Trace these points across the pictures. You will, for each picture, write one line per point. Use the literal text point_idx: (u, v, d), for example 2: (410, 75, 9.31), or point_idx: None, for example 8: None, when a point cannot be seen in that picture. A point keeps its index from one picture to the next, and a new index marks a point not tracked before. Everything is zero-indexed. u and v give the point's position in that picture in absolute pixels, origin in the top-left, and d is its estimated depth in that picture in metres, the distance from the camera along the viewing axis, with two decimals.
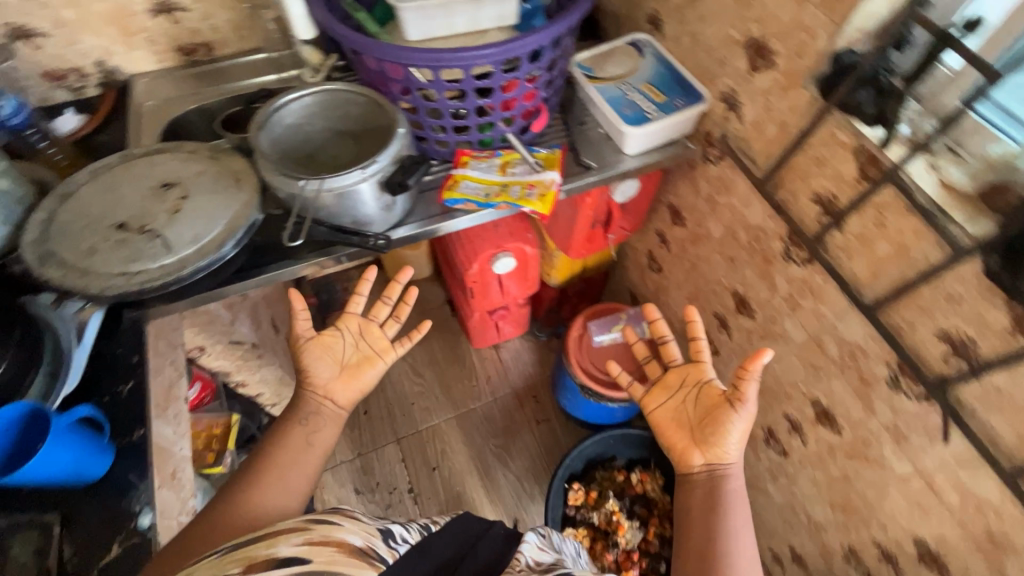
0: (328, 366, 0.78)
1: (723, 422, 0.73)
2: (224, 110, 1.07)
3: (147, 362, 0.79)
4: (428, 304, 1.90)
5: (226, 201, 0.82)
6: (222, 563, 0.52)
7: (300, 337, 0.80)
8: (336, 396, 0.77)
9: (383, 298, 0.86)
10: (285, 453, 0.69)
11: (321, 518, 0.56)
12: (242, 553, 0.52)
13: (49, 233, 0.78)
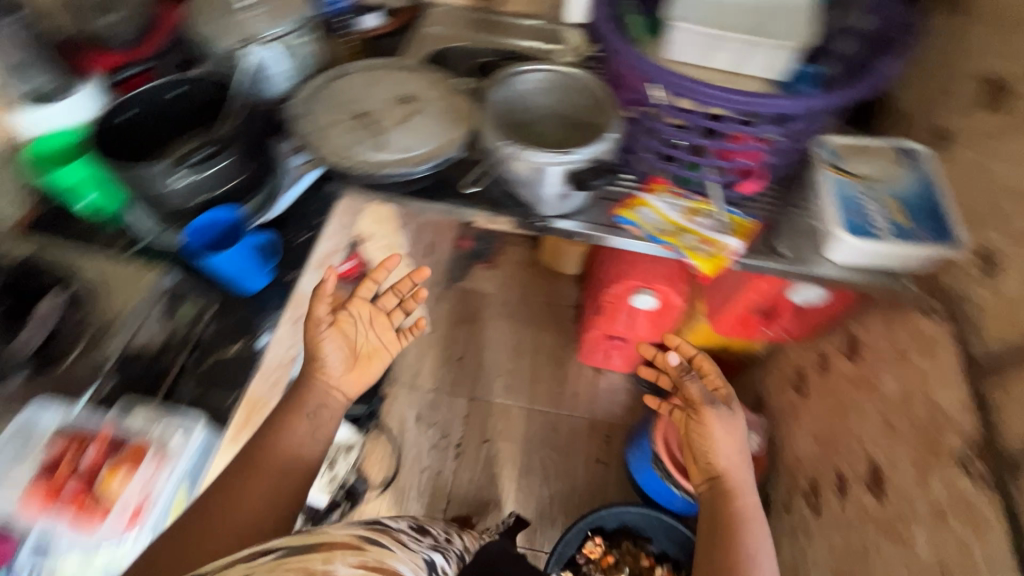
0: (340, 354, 0.81)
1: (714, 437, 0.86)
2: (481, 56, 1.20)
3: (323, 225, 0.94)
4: (559, 300, 1.94)
5: (441, 131, 0.93)
6: (282, 564, 0.50)
7: (319, 320, 0.80)
8: (346, 388, 0.81)
9: (392, 290, 0.90)
10: (255, 480, 0.69)
11: (372, 540, 0.57)
12: (295, 558, 0.51)
13: (313, 98, 0.96)
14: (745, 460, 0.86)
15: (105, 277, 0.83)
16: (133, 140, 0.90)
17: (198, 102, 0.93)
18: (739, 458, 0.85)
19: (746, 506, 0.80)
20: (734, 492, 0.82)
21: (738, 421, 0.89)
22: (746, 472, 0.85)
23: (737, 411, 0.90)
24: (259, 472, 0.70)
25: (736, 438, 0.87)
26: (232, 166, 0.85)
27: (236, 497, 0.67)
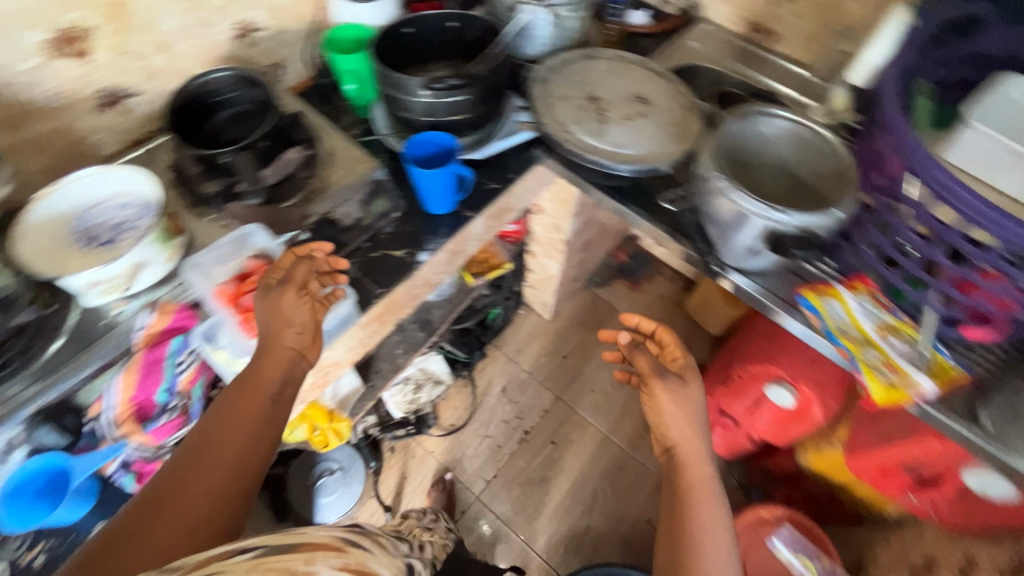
0: (288, 329, 0.73)
1: (665, 408, 0.81)
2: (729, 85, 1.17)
3: (515, 183, 1.02)
4: (683, 351, 1.85)
5: (660, 140, 0.91)
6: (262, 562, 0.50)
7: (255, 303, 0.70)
8: (304, 353, 0.74)
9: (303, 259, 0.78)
10: (221, 446, 0.64)
11: (348, 547, 0.57)
12: (277, 560, 0.50)
13: (558, 65, 0.99)
14: (701, 427, 0.80)
15: (337, 149, 0.96)
16: (400, 49, 1.03)
17: (466, 40, 1.05)
18: (697, 427, 0.80)
19: (704, 484, 0.74)
20: (696, 466, 0.76)
21: (690, 388, 0.82)
22: (705, 446, 0.79)
23: (694, 381, 0.83)
24: (227, 431, 0.65)
25: (694, 410, 0.81)
26: (467, 102, 0.92)
27: (196, 466, 0.62)
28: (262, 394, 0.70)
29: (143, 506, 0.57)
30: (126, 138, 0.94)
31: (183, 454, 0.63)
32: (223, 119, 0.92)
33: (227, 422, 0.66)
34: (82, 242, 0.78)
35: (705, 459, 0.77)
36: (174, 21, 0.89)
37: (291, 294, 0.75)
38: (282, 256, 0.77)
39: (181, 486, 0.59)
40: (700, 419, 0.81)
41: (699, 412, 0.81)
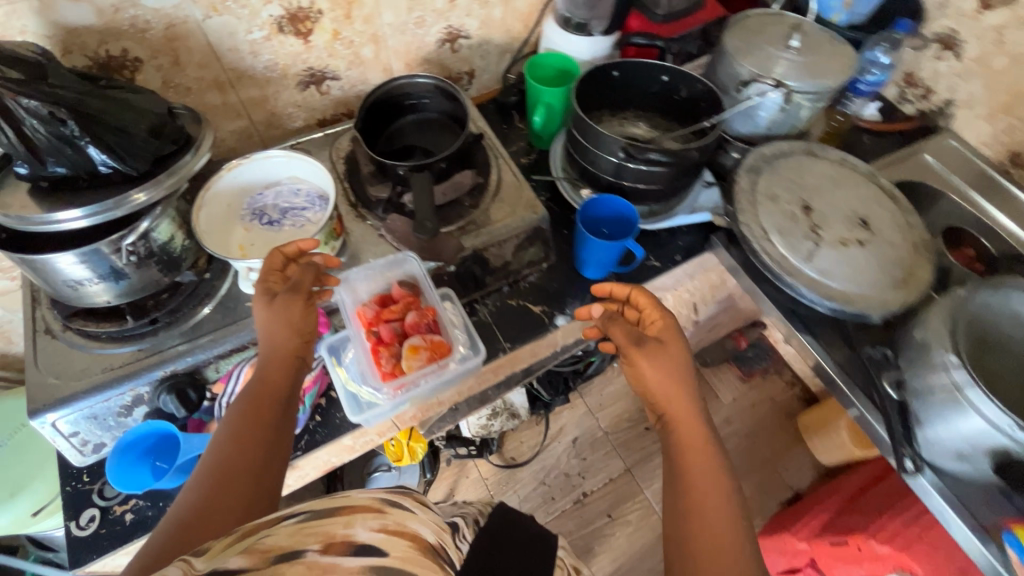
0: (291, 338, 0.66)
1: (642, 373, 0.68)
2: (961, 223, 0.98)
3: (678, 267, 0.93)
4: (778, 469, 1.66)
5: (878, 280, 0.75)
6: (294, 533, 0.45)
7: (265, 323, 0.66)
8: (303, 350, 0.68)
9: (295, 265, 0.70)
10: (248, 439, 0.59)
11: (394, 505, 0.52)
12: (311, 526, 0.46)
13: (773, 155, 0.86)
14: (689, 391, 0.67)
15: (506, 182, 0.90)
16: (601, 90, 0.97)
17: (674, 97, 0.96)
18: (685, 391, 0.67)
19: (705, 471, 0.62)
20: (691, 442, 0.64)
21: (672, 347, 0.68)
22: (696, 414, 0.66)
23: (675, 341, 0.68)
24: (255, 425, 0.61)
25: (678, 371, 0.67)
26: (661, 175, 0.82)
27: (224, 465, 0.56)
28: (274, 380, 0.65)
29: (184, 515, 0.52)
30: (313, 117, 0.95)
31: (209, 455, 0.58)
32: (408, 121, 0.90)
33: (246, 413, 0.61)
34: (250, 218, 0.79)
35: (702, 435, 0.65)
36: (393, 17, 0.88)
37: (298, 302, 0.67)
38: (271, 261, 0.68)
39: (219, 489, 0.54)
40: (689, 381, 0.67)
41: (690, 375, 0.68)
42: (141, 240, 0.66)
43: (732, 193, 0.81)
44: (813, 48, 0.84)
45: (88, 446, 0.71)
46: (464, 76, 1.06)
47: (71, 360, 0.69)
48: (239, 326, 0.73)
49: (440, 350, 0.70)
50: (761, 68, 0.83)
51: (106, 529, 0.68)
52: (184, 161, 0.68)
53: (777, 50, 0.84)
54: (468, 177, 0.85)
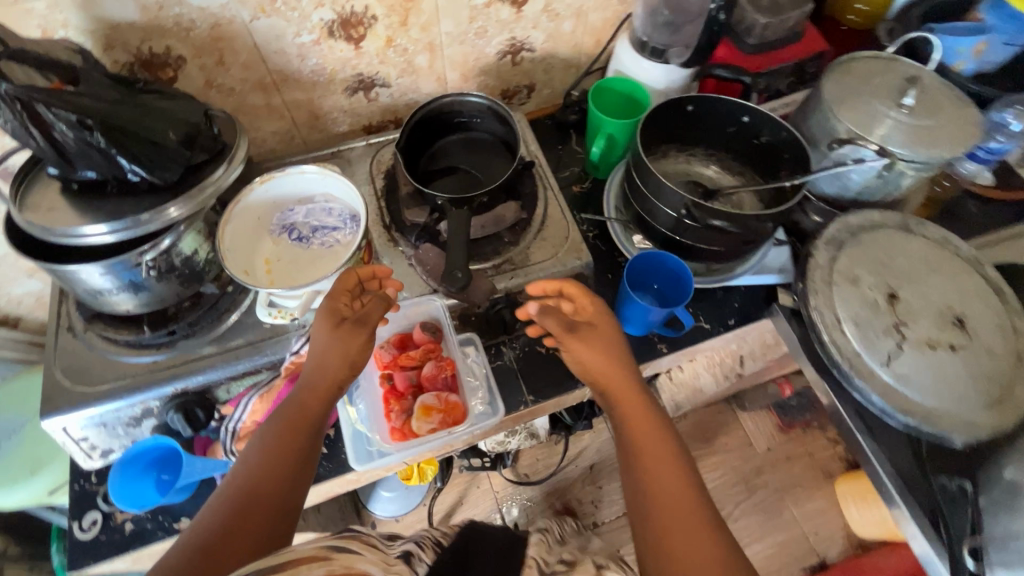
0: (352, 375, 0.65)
1: (582, 360, 0.70)
2: None
3: (730, 333, 0.84)
4: (806, 531, 1.55)
5: (967, 396, 0.65)
6: None
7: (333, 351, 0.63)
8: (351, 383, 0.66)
9: (360, 291, 0.67)
10: (277, 460, 0.57)
11: (342, 550, 0.48)
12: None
13: (860, 227, 0.76)
14: (628, 372, 0.70)
15: (552, 218, 0.83)
16: (671, 123, 0.87)
17: (753, 141, 0.85)
18: (624, 374, 0.69)
19: (655, 458, 0.63)
20: (637, 422, 0.67)
21: (603, 329, 0.72)
22: (634, 390, 0.69)
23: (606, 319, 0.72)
24: (288, 445, 0.58)
25: (612, 346, 0.71)
26: (724, 237, 0.73)
27: (254, 487, 0.54)
28: (313, 398, 0.62)
29: (208, 536, 0.50)
30: (359, 123, 0.90)
31: (241, 472, 0.56)
32: (456, 139, 0.84)
33: (279, 432, 0.59)
34: (280, 232, 0.76)
35: (643, 411, 0.67)
36: (453, 26, 0.81)
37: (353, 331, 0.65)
38: (346, 283, 0.65)
39: (243, 515, 0.52)
40: (625, 359, 0.70)
41: (625, 354, 0.71)
42: (161, 255, 0.64)
43: (805, 268, 0.72)
44: (931, 110, 0.72)
45: (97, 451, 0.70)
46: (524, 90, 0.98)
47: (87, 364, 0.68)
48: (254, 349, 0.70)
49: (454, 415, 0.69)
50: (862, 127, 0.72)
51: (105, 537, 0.68)
52: (215, 176, 0.65)
53: (885, 108, 0.72)
54: (511, 210, 0.79)
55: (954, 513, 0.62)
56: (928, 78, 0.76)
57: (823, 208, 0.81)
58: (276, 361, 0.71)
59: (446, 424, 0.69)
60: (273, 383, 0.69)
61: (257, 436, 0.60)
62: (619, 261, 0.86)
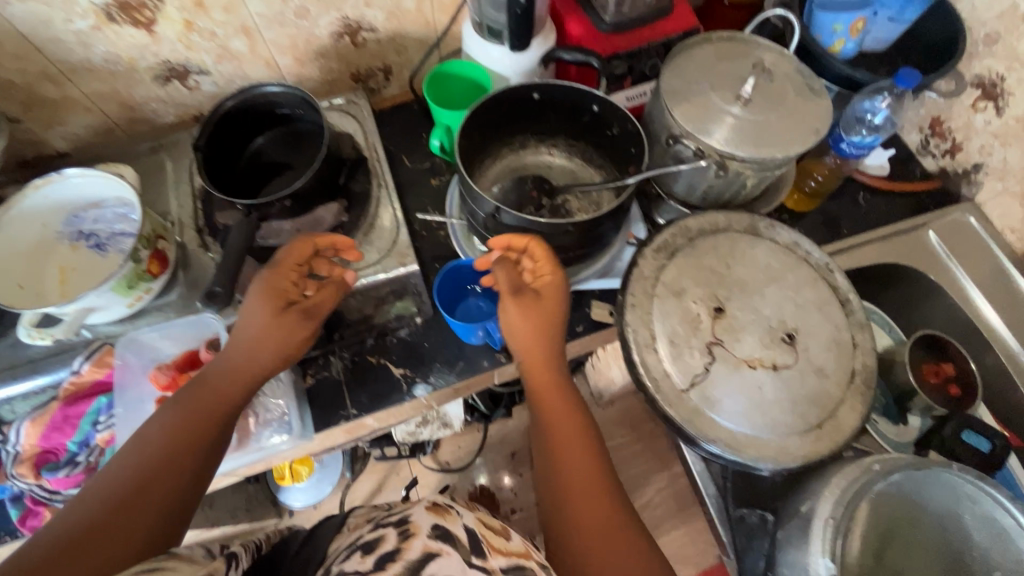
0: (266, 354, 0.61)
1: (510, 326, 0.66)
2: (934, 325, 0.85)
3: (575, 341, 0.78)
4: None
5: (780, 422, 0.60)
6: None
7: (258, 326, 0.61)
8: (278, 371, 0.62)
9: (311, 268, 0.66)
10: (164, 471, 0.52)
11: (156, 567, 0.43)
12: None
13: (699, 232, 0.69)
14: (557, 340, 0.67)
15: (382, 219, 0.77)
16: (520, 112, 0.80)
17: (607, 133, 0.78)
18: (551, 343, 0.66)
19: (569, 430, 0.62)
20: (551, 399, 0.65)
21: (545, 299, 0.66)
22: (556, 358, 0.67)
23: (551, 288, 0.66)
24: (182, 450, 0.54)
25: (549, 314, 0.66)
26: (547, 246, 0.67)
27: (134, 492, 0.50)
28: (220, 402, 0.58)
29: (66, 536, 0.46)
30: (188, 113, 0.83)
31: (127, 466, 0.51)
32: (280, 131, 0.78)
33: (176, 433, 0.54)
34: (75, 238, 0.69)
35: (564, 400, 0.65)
36: (264, 6, 0.72)
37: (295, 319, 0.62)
38: (299, 251, 0.63)
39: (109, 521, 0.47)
40: (558, 326, 0.67)
41: (558, 323, 0.67)
42: None
43: (628, 279, 0.66)
44: (772, 103, 0.65)
45: None
46: (378, 73, 0.90)
47: None
48: (32, 367, 0.65)
49: None
50: (695, 122, 0.65)
51: None
52: None
53: (722, 102, 0.65)
54: (330, 213, 0.73)
55: (751, 546, 0.62)
56: (779, 64, 0.68)
57: (675, 208, 0.76)
58: (59, 381, 0.67)
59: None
60: (46, 406, 0.66)
61: (157, 426, 0.55)
62: None
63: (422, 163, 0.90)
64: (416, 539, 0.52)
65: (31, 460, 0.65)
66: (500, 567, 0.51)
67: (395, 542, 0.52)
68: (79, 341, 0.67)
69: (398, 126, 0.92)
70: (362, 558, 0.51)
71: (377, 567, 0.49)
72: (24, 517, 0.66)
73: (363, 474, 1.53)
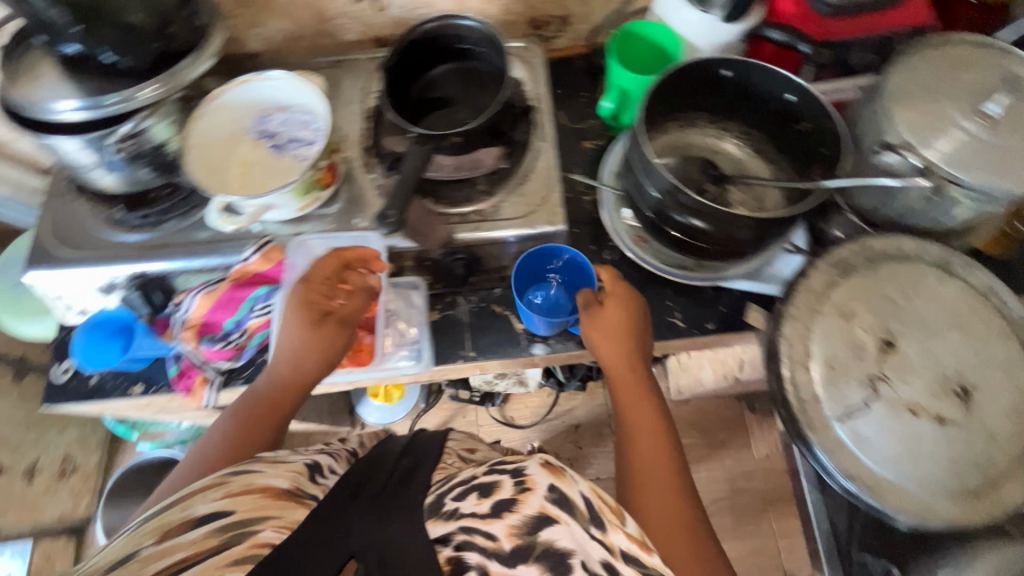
0: (316, 357, 0.64)
1: (589, 337, 0.69)
2: None
3: (703, 337, 0.76)
4: (778, 545, 1.41)
5: (931, 477, 0.55)
6: (136, 537, 0.50)
7: (293, 328, 0.63)
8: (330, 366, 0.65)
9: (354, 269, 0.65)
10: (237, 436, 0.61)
11: (243, 470, 0.54)
12: (153, 524, 0.50)
13: (882, 254, 0.63)
14: (638, 353, 0.69)
15: (537, 173, 0.76)
16: (703, 89, 0.75)
17: (794, 127, 0.72)
18: (634, 354, 0.68)
19: (653, 447, 0.62)
20: (637, 407, 0.66)
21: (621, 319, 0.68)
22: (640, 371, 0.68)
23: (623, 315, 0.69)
24: (249, 416, 0.63)
25: (629, 334, 0.68)
26: (707, 237, 0.64)
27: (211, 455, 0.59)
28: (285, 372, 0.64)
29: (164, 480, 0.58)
30: (370, 34, 0.85)
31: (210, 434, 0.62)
32: (455, 67, 0.78)
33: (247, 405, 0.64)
34: (259, 136, 0.74)
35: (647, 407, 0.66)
36: None
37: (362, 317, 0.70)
38: (328, 266, 0.64)
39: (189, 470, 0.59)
40: (638, 336, 0.69)
41: (639, 334, 0.69)
42: (130, 139, 0.66)
43: (792, 288, 0.62)
44: (1017, 129, 0.57)
45: (75, 309, 0.77)
46: (555, 21, 0.87)
47: (69, 227, 0.74)
48: (211, 249, 0.72)
49: (363, 356, 0.71)
50: (918, 134, 0.58)
51: (74, 383, 0.77)
52: (183, 66, 0.64)
53: (955, 116, 0.58)
54: (490, 156, 0.73)
55: None
56: None
57: (852, 223, 0.70)
58: (231, 264, 0.73)
59: (352, 363, 0.71)
60: (218, 284, 0.72)
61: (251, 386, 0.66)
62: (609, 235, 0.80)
63: (579, 123, 0.88)
64: (534, 496, 0.52)
65: (195, 328, 0.72)
66: (620, 548, 0.51)
67: (511, 492, 0.53)
68: (250, 233, 0.73)
69: (561, 80, 0.90)
70: (478, 499, 0.53)
71: (494, 513, 0.51)
72: (181, 376, 0.75)
73: (435, 408, 1.60)
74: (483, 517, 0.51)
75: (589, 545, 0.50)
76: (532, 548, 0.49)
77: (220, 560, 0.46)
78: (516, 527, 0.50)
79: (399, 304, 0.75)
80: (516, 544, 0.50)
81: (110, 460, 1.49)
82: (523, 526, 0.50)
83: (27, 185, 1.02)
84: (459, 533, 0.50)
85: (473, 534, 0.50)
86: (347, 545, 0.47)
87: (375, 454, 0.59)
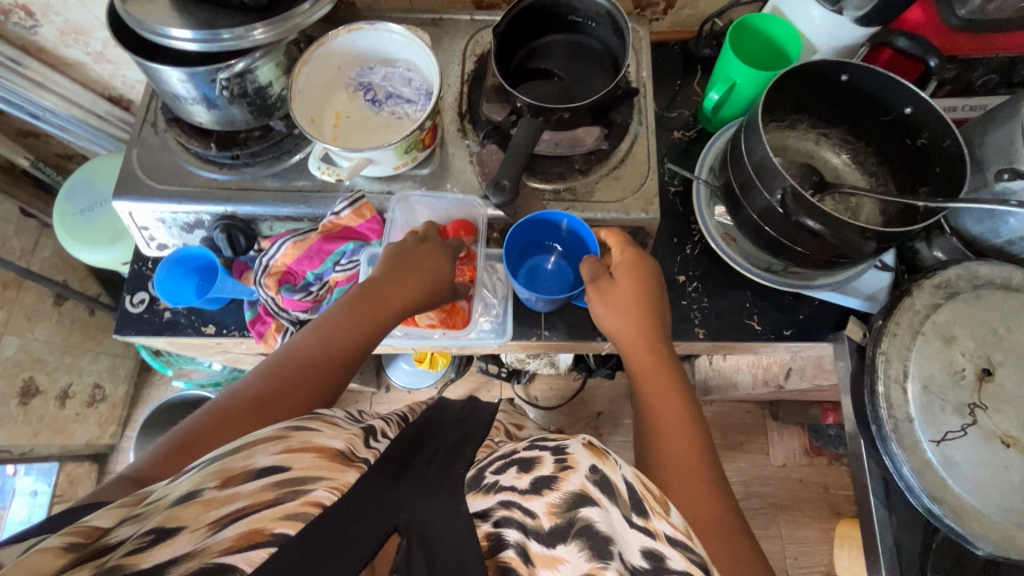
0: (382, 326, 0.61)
1: (595, 312, 0.68)
2: None
3: (778, 343, 0.76)
4: (785, 553, 1.37)
5: (1016, 509, 0.55)
6: (196, 476, 0.39)
7: (382, 300, 0.61)
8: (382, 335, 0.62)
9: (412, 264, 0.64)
10: (304, 376, 0.55)
11: (300, 426, 0.45)
12: (214, 466, 0.40)
13: (988, 282, 0.62)
14: (659, 328, 0.66)
15: (634, 157, 0.74)
16: (813, 91, 0.72)
17: (909, 142, 0.70)
18: (656, 333, 0.66)
19: (677, 425, 0.60)
20: (653, 390, 0.63)
21: (640, 289, 0.66)
22: (662, 351, 0.65)
23: (631, 285, 0.66)
24: (317, 364, 0.56)
25: (644, 305, 0.66)
26: (811, 243, 0.63)
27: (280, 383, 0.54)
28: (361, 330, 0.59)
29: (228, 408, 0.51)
30: None
31: (265, 365, 0.55)
32: (563, 40, 0.77)
33: (322, 347, 0.57)
34: (357, 89, 0.74)
35: (668, 386, 0.63)
36: None
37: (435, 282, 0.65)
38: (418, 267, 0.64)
39: (239, 413, 0.51)
40: (656, 311, 0.67)
41: (659, 308, 0.67)
42: (236, 78, 0.63)
43: (894, 306, 0.62)
44: None
45: (154, 244, 0.78)
46: (661, 4, 0.84)
47: (157, 160, 0.73)
48: (301, 199, 0.71)
49: (455, 319, 0.74)
50: None
51: (147, 316, 0.78)
52: (301, 9, 0.62)
53: None
54: (591, 136, 0.70)
55: None
56: None
57: (954, 246, 0.68)
58: (318, 216, 0.72)
59: (444, 325, 0.74)
60: (306, 235, 0.72)
61: (319, 333, 0.57)
62: (693, 230, 0.80)
63: (670, 111, 0.86)
64: (574, 474, 0.46)
65: (277, 276, 0.74)
66: (666, 534, 0.44)
67: (552, 470, 0.46)
68: (342, 186, 0.72)
69: (659, 66, 0.88)
70: (518, 474, 0.47)
71: (534, 489, 0.45)
72: (255, 321, 0.77)
73: (461, 380, 1.60)
74: (523, 493, 0.45)
75: (629, 534, 0.44)
76: (571, 527, 0.43)
77: (274, 514, 0.37)
78: (557, 505, 0.44)
79: (490, 277, 0.80)
80: (555, 524, 0.43)
81: (138, 391, 1.50)
82: (564, 504, 0.44)
83: (97, 111, 1.02)
84: (499, 508, 0.45)
85: (512, 510, 0.44)
86: (394, 517, 0.39)
87: (429, 419, 0.54)
